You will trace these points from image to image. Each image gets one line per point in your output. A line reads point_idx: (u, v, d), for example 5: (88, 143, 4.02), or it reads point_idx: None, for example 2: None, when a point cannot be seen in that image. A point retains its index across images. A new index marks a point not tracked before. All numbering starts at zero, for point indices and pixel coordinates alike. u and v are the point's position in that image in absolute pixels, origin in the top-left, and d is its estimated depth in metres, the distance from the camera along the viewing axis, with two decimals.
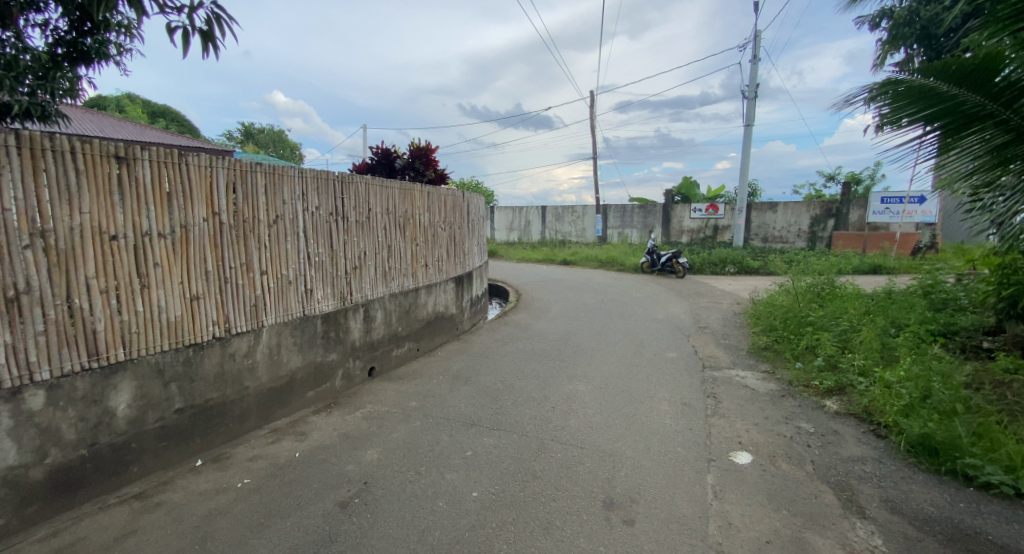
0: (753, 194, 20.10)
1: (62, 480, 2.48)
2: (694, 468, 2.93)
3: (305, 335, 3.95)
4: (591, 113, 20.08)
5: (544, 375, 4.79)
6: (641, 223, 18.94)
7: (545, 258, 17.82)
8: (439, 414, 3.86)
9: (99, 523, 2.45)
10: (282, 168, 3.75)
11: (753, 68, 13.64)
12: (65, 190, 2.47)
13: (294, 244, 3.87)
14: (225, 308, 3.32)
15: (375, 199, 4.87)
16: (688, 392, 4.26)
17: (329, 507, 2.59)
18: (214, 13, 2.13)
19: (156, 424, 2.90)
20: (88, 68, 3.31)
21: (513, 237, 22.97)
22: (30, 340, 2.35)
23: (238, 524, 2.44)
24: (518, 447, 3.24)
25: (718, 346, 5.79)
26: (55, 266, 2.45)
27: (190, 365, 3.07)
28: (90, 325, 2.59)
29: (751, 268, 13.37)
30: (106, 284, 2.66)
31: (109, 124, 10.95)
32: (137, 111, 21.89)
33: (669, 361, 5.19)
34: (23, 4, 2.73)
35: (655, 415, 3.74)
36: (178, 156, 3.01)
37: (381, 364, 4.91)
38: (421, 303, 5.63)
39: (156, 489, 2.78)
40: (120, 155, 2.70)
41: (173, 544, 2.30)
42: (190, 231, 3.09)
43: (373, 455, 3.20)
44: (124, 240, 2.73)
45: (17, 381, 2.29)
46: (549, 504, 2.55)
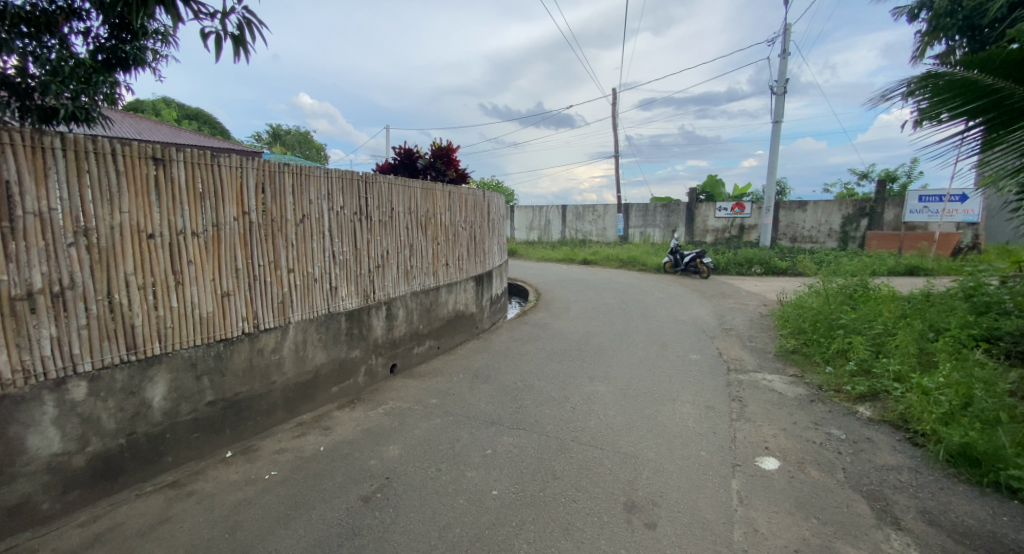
0: (781, 192, 19.57)
1: (101, 467, 2.59)
2: (719, 473, 2.87)
3: (330, 332, 4.04)
4: (613, 112, 19.83)
5: (564, 375, 4.77)
6: (664, 223, 18.67)
7: (564, 258, 17.71)
8: (459, 412, 3.89)
9: (134, 510, 2.55)
10: (309, 168, 3.83)
11: (783, 62, 13.28)
12: (106, 190, 2.57)
13: (320, 242, 3.95)
14: (254, 304, 3.41)
15: (397, 199, 4.93)
16: (711, 395, 4.18)
17: (353, 500, 2.64)
18: (244, 18, 2.18)
19: (189, 416, 3.00)
20: (125, 73, 3.46)
21: (532, 237, 22.95)
22: (75, 333, 2.47)
23: (265, 515, 2.51)
24: (539, 447, 3.24)
25: (744, 348, 5.66)
26: (97, 264, 2.56)
27: (220, 359, 3.17)
28: (128, 319, 2.70)
29: (779, 269, 13.03)
30: (144, 281, 2.77)
31: (146, 125, 11.44)
32: (171, 113, 22.77)
33: (691, 363, 5.10)
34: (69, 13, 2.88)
35: (678, 418, 3.68)
36: (211, 157, 3.10)
37: (402, 362, 4.96)
38: (441, 302, 5.67)
39: (189, 478, 2.89)
40: (157, 156, 2.81)
41: (204, 531, 2.38)
42: (221, 230, 3.19)
43: (395, 451, 3.24)
44: (160, 239, 2.84)
45: (61, 371, 2.42)
46: (570, 505, 2.55)
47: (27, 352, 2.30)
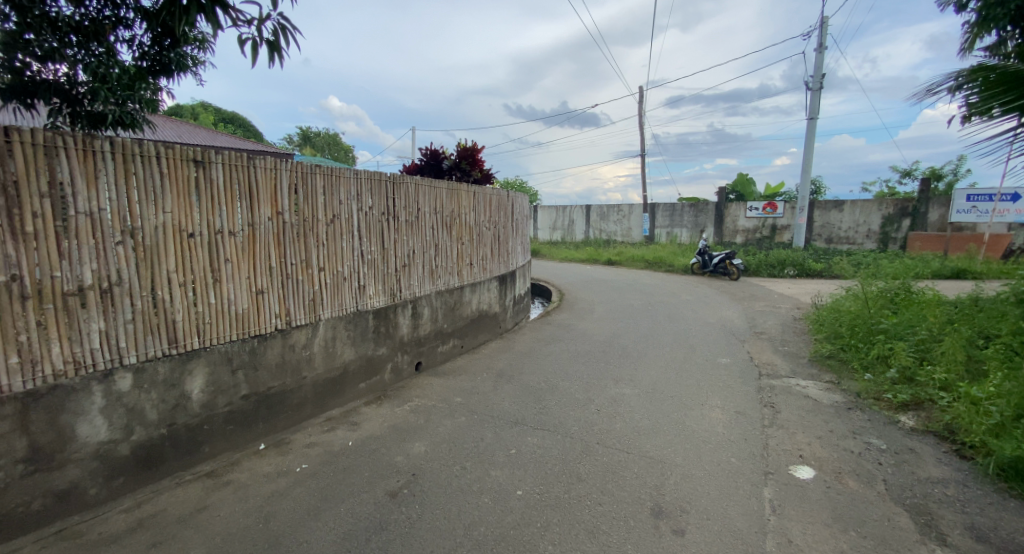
0: (816, 191, 18.89)
1: (144, 456, 2.71)
2: (750, 481, 2.79)
3: (357, 329, 4.12)
4: (640, 110, 19.52)
5: (589, 377, 4.73)
6: (692, 223, 18.29)
7: (588, 258, 17.57)
8: (484, 411, 3.91)
9: (174, 498, 2.66)
10: (340, 170, 3.92)
11: (820, 56, 12.83)
12: (151, 192, 2.70)
13: (349, 242, 4.04)
14: (287, 302, 3.51)
15: (423, 199, 5.00)
16: (742, 400, 4.07)
17: (380, 495, 2.69)
18: (279, 24, 2.24)
19: (225, 409, 3.11)
20: (167, 79, 3.61)
21: (555, 237, 22.86)
22: (121, 327, 2.60)
23: (296, 507, 2.58)
24: (564, 448, 3.23)
25: (776, 353, 5.49)
26: (142, 261, 2.68)
27: (255, 355, 3.28)
28: (170, 315, 2.82)
29: (813, 271, 12.58)
30: (185, 278, 2.89)
31: (185, 129, 11.89)
32: (208, 118, 23.62)
33: (720, 367, 4.98)
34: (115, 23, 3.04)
35: (707, 423, 3.60)
36: (247, 159, 3.20)
37: (427, 359, 5.02)
38: (465, 301, 5.71)
39: (225, 469, 2.99)
40: (198, 159, 2.92)
41: (240, 520, 2.47)
42: (256, 229, 3.29)
43: (421, 448, 3.29)
44: (200, 238, 2.95)
45: (109, 363, 2.54)
46: (595, 508, 2.52)
47: (78, 345, 2.44)
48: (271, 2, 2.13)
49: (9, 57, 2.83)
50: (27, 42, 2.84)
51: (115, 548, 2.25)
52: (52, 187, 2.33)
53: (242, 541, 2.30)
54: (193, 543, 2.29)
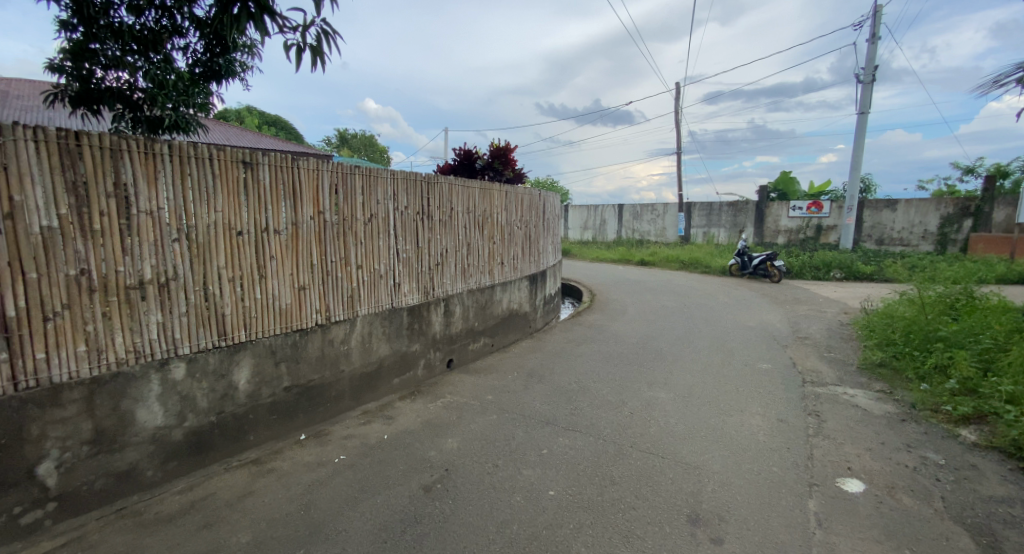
0: (866, 191, 17.94)
1: (195, 441, 2.87)
2: (793, 492, 2.69)
3: (393, 326, 4.21)
4: (676, 107, 19.05)
5: (622, 378, 4.67)
6: (730, 222, 17.73)
7: (621, 258, 17.30)
8: (516, 410, 3.92)
9: (222, 482, 2.80)
10: (377, 170, 4.02)
11: (872, 47, 12.18)
12: (204, 192, 2.84)
13: (386, 240, 4.14)
14: (327, 298, 3.63)
15: (457, 199, 5.06)
16: (784, 408, 3.91)
17: (414, 489, 2.74)
18: (322, 29, 2.27)
19: (269, 399, 3.25)
20: (218, 85, 3.79)
21: (587, 237, 22.66)
22: (176, 320, 2.76)
23: (335, 496, 2.67)
24: (596, 450, 3.20)
25: (821, 360, 5.25)
26: (196, 258, 2.83)
27: (297, 348, 3.41)
28: (220, 308, 2.96)
29: (862, 274, 11.95)
30: (233, 274, 3.04)
31: (233, 132, 12.39)
32: (254, 121, 24.61)
33: (760, 373, 4.81)
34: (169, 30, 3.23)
35: (746, 430, 3.48)
36: (292, 160, 3.33)
37: (458, 357, 5.08)
38: (496, 300, 5.74)
39: (269, 457, 3.13)
40: (247, 160, 3.05)
41: (283, 507, 2.57)
42: (299, 228, 3.42)
43: (453, 444, 3.33)
44: (248, 235, 3.09)
45: (165, 353, 2.71)
46: (629, 512, 2.49)
47: (138, 335, 2.60)
48: (314, 6, 2.17)
49: (79, 66, 3.15)
50: (93, 51, 3.13)
51: (169, 528, 2.39)
52: (117, 187, 2.49)
53: (285, 526, 2.40)
54: (240, 526, 2.40)
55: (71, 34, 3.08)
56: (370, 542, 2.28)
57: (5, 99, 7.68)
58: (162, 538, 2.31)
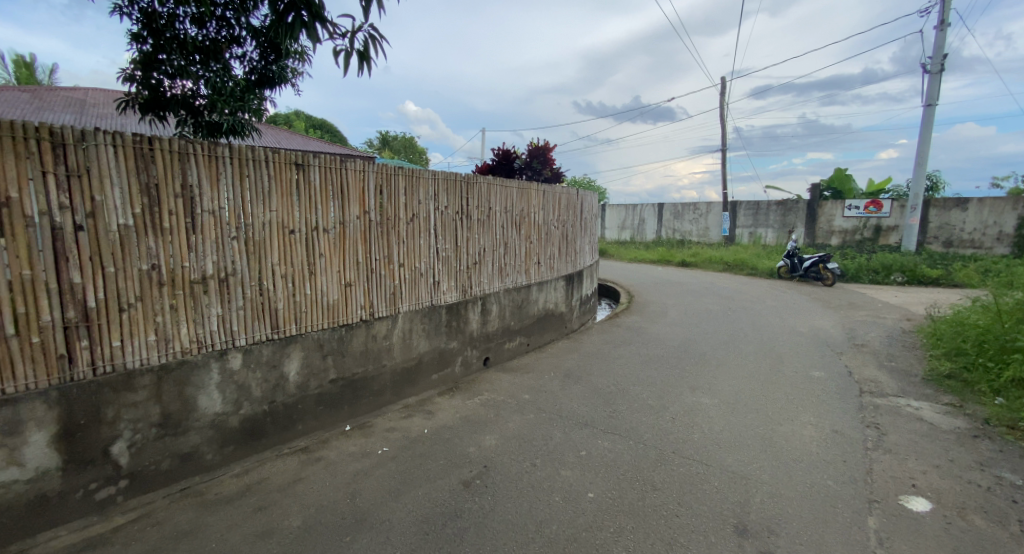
0: (933, 190, 16.68)
1: (250, 428, 3.03)
2: (850, 507, 2.54)
3: (432, 323, 4.30)
4: (722, 103, 18.42)
5: (662, 383, 4.56)
6: (779, 222, 16.98)
7: (660, 259, 16.90)
8: (553, 410, 3.91)
9: (275, 468, 2.95)
10: (420, 171, 4.11)
11: (941, 34, 11.33)
12: (260, 192, 3.00)
13: (426, 239, 4.23)
14: (370, 295, 3.75)
15: (495, 198, 5.10)
16: (838, 418, 3.71)
17: (454, 483, 2.79)
18: (370, 35, 2.32)
19: (316, 390, 3.39)
20: (271, 91, 3.96)
21: (624, 237, 22.26)
22: (234, 313, 2.92)
23: (379, 486, 2.75)
24: (636, 454, 3.15)
25: (880, 369, 4.94)
26: (252, 255, 2.99)
27: (342, 342, 3.54)
28: (273, 303, 3.12)
29: (927, 278, 11.14)
30: (285, 270, 3.18)
31: (284, 135, 12.99)
32: (302, 124, 25.68)
33: (811, 381, 4.58)
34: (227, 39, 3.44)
35: (797, 441, 3.33)
36: (340, 162, 3.45)
37: (495, 355, 5.11)
38: (532, 300, 5.74)
39: (317, 446, 3.26)
40: (300, 162, 3.19)
41: (330, 494, 2.68)
42: (347, 227, 3.54)
43: (492, 441, 3.37)
44: (299, 234, 3.23)
45: (224, 344, 2.87)
46: (672, 519, 2.44)
47: (201, 326, 2.78)
48: (362, 12, 2.21)
49: (148, 75, 3.37)
50: (160, 61, 3.34)
51: (227, 508, 2.54)
52: (184, 189, 2.66)
53: (333, 513, 2.50)
54: (291, 511, 2.52)
55: (141, 45, 3.31)
56: (413, 533, 2.34)
57: (82, 107, 8.31)
58: (221, 518, 2.45)
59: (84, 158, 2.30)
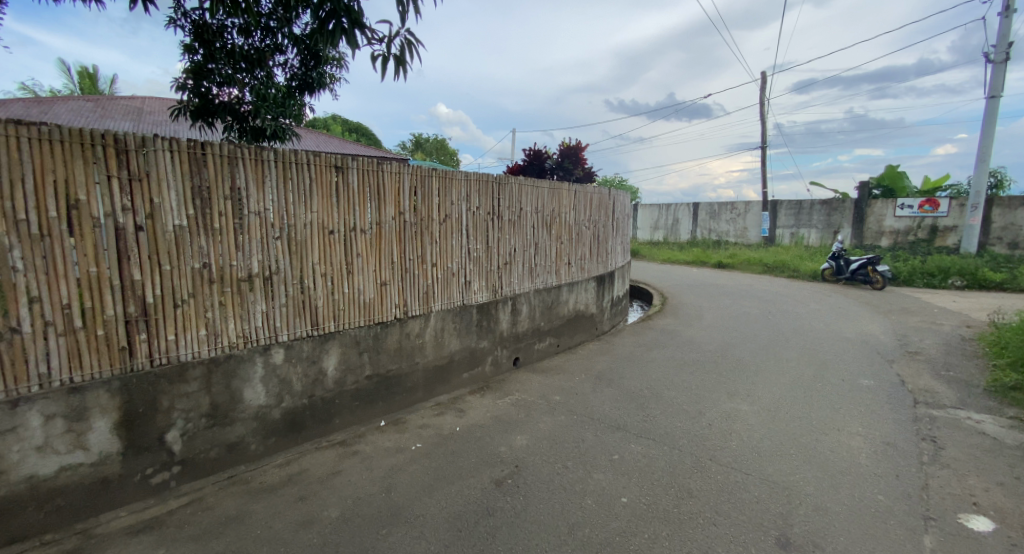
0: (997, 187, 15.53)
1: (291, 421, 3.15)
2: (903, 524, 2.41)
3: (463, 322, 4.34)
4: (762, 99, 17.77)
5: (698, 388, 4.44)
6: (824, 222, 16.24)
7: (695, 259, 16.47)
8: (585, 413, 3.87)
9: (314, 460, 3.05)
10: (453, 172, 4.17)
11: (1007, 21, 10.55)
12: (303, 194, 3.11)
13: (459, 240, 4.28)
14: (405, 294, 3.82)
15: (526, 199, 5.11)
16: (889, 430, 3.51)
17: (486, 482, 2.81)
18: (406, 39, 2.37)
19: (353, 386, 3.49)
20: (310, 96, 4.10)
21: (657, 237, 21.82)
22: (277, 309, 3.05)
23: (414, 482, 2.81)
24: (671, 460, 3.08)
25: (936, 379, 4.64)
26: (295, 254, 3.11)
27: (378, 340, 3.63)
28: (313, 300, 3.22)
29: (989, 283, 10.39)
30: (325, 269, 3.28)
31: (322, 139, 13.44)
32: (339, 127, 26.49)
33: (858, 389, 4.36)
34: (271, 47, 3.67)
35: (843, 452, 3.17)
36: (377, 164, 3.54)
37: (524, 356, 5.11)
38: (562, 301, 5.71)
39: (353, 440, 3.36)
40: (339, 165, 3.29)
41: (367, 487, 2.75)
42: (382, 228, 3.63)
43: (523, 441, 3.37)
44: (338, 234, 3.33)
45: (267, 339, 3.00)
46: (709, 528, 2.37)
47: (247, 322, 2.91)
48: (399, 18, 2.26)
49: (198, 84, 3.54)
50: (210, 71, 3.52)
51: (271, 497, 2.65)
52: (234, 191, 2.79)
53: (369, 506, 2.56)
54: (330, 502, 2.60)
55: (193, 56, 3.49)
56: (446, 529, 2.38)
57: (139, 116, 8.83)
58: (265, 506, 2.56)
59: (144, 163, 2.45)
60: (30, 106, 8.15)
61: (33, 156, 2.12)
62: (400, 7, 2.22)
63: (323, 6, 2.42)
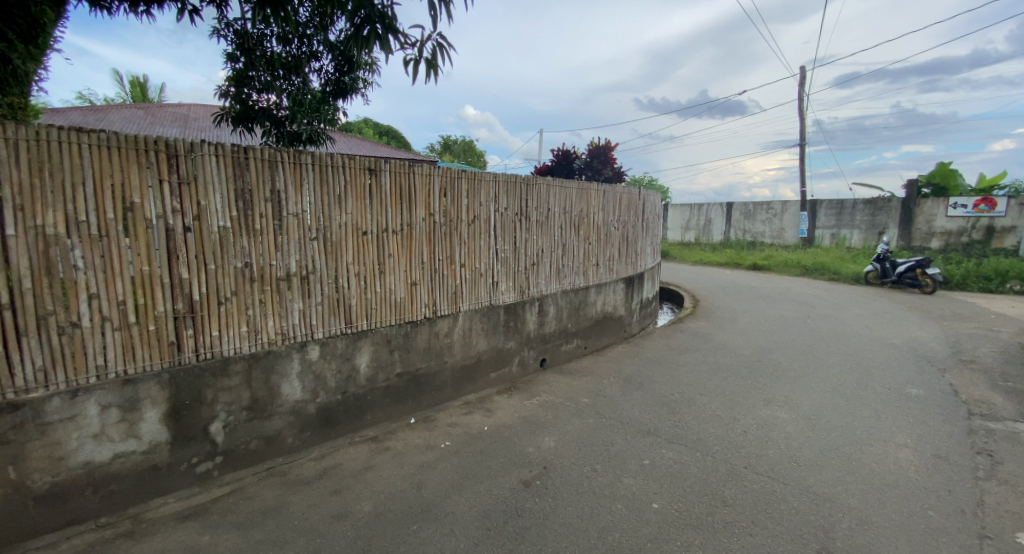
0: None
1: (325, 416, 3.24)
2: (956, 542, 2.28)
3: (491, 322, 4.37)
4: (801, 94, 17.10)
5: (731, 394, 4.32)
6: (867, 223, 15.51)
7: (729, 261, 16.02)
8: (614, 416, 3.83)
9: (347, 455, 3.13)
10: (482, 173, 4.20)
11: None
12: (338, 196, 3.19)
13: (487, 240, 4.31)
14: (434, 293, 3.88)
15: (554, 199, 5.10)
16: (939, 442, 3.32)
17: (515, 482, 2.82)
18: (438, 43, 2.41)
19: (384, 383, 3.56)
20: (344, 101, 4.21)
21: (689, 237, 21.33)
22: (313, 307, 3.14)
23: (443, 479, 2.84)
24: (704, 467, 3.01)
25: (993, 389, 4.36)
26: (330, 254, 3.20)
27: (408, 338, 3.69)
28: (347, 299, 3.31)
29: None
30: (359, 269, 3.37)
31: (355, 142, 13.77)
32: (370, 130, 27.08)
33: (905, 399, 4.14)
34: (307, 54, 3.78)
35: (889, 464, 3.02)
36: (409, 166, 3.59)
37: (551, 357, 5.10)
38: (590, 302, 5.66)
39: (384, 436, 3.43)
40: (372, 168, 3.36)
41: (398, 483, 2.80)
42: (413, 229, 3.69)
43: (551, 442, 3.36)
44: (371, 235, 3.41)
45: (303, 336, 3.10)
46: (745, 538, 2.30)
47: (285, 320, 3.01)
48: (431, 22, 2.30)
49: (239, 91, 3.72)
50: (250, 78, 3.68)
51: (307, 489, 2.73)
52: (274, 193, 2.89)
53: (401, 502, 2.61)
54: (363, 496, 2.67)
55: (235, 64, 3.66)
56: (475, 528, 2.40)
57: (186, 122, 9.28)
58: (302, 497, 2.64)
59: (193, 167, 2.57)
60: (87, 114, 8.67)
61: (93, 162, 2.27)
62: (433, 12, 2.26)
63: (358, 13, 2.48)
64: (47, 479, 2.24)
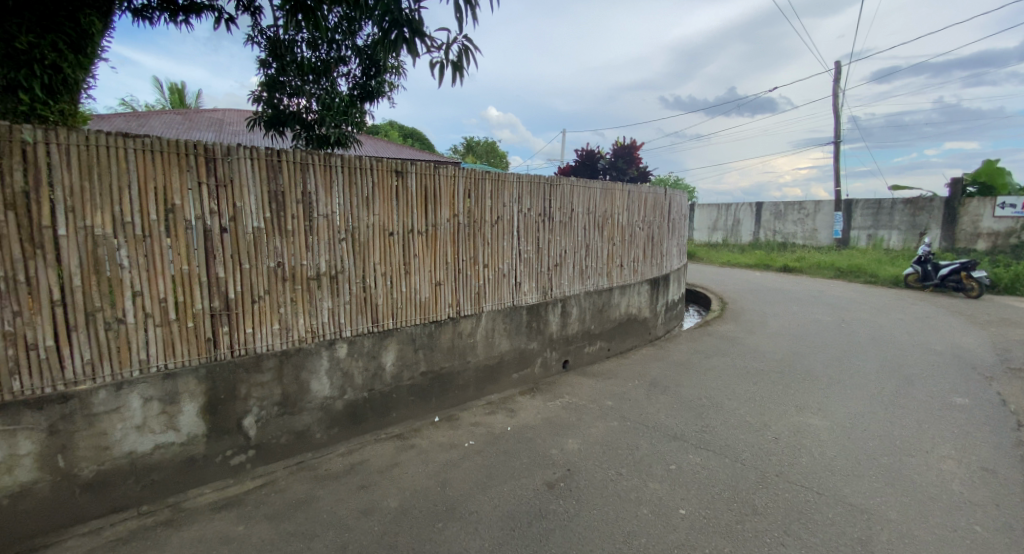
0: None
1: (352, 412, 3.31)
2: None
3: (514, 322, 4.38)
4: (836, 90, 16.50)
5: (761, 399, 4.21)
6: (907, 223, 14.86)
7: (758, 262, 15.60)
8: (639, 420, 3.78)
9: (373, 451, 3.19)
10: (506, 174, 4.21)
11: None
12: (366, 197, 3.26)
13: (510, 241, 4.32)
14: (458, 293, 3.91)
15: (578, 199, 5.07)
16: (987, 455, 3.16)
17: (539, 484, 2.82)
18: (463, 46, 2.43)
19: (409, 382, 3.61)
20: (370, 104, 4.29)
21: (716, 238, 20.87)
22: (342, 306, 3.21)
23: (468, 478, 2.86)
24: (733, 474, 2.95)
25: None
26: (357, 254, 3.26)
27: (432, 338, 3.74)
28: (374, 298, 3.37)
29: None
30: (385, 269, 3.42)
31: (381, 144, 14.01)
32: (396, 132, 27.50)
33: (949, 408, 3.95)
34: (335, 58, 3.88)
35: (932, 477, 2.89)
36: (435, 168, 3.63)
37: (574, 359, 5.07)
38: (614, 304, 5.60)
39: (409, 433, 3.47)
40: (399, 170, 3.42)
41: (423, 481, 2.84)
42: (438, 229, 3.73)
43: (575, 444, 3.35)
44: (397, 236, 3.47)
45: (331, 334, 3.17)
46: (777, 548, 2.24)
47: (314, 318, 3.09)
48: (457, 26, 2.32)
49: (272, 96, 3.84)
50: (282, 83, 3.81)
51: (335, 484, 2.80)
52: (305, 195, 2.97)
53: (426, 499, 2.64)
54: (389, 492, 2.71)
55: (267, 70, 3.79)
56: (500, 528, 2.40)
57: (221, 126, 9.62)
58: (330, 492, 2.71)
59: (229, 170, 2.67)
60: (129, 120, 9.08)
61: (137, 166, 2.38)
62: (459, 15, 2.28)
63: (386, 18, 2.53)
64: (93, 467, 2.35)
